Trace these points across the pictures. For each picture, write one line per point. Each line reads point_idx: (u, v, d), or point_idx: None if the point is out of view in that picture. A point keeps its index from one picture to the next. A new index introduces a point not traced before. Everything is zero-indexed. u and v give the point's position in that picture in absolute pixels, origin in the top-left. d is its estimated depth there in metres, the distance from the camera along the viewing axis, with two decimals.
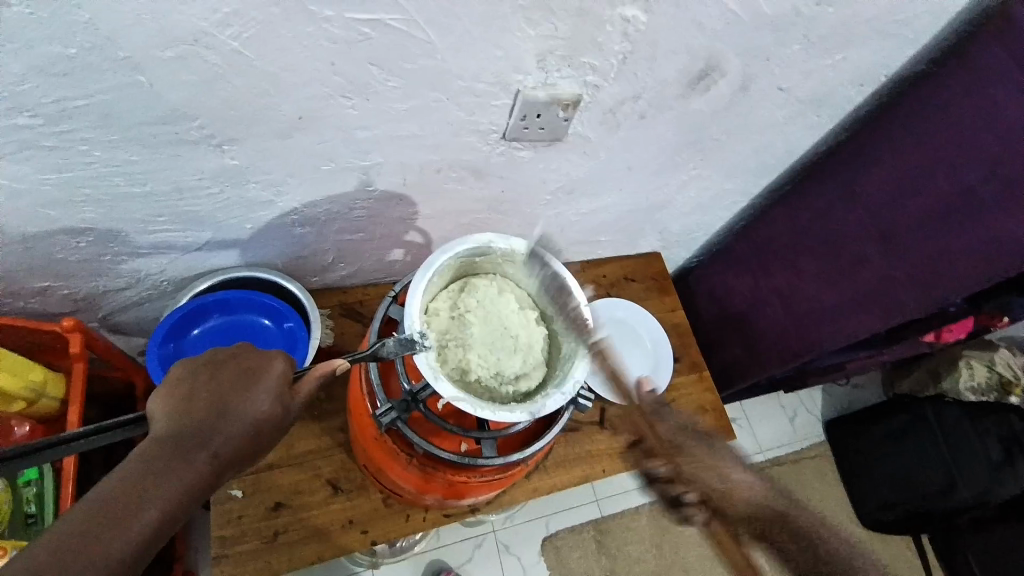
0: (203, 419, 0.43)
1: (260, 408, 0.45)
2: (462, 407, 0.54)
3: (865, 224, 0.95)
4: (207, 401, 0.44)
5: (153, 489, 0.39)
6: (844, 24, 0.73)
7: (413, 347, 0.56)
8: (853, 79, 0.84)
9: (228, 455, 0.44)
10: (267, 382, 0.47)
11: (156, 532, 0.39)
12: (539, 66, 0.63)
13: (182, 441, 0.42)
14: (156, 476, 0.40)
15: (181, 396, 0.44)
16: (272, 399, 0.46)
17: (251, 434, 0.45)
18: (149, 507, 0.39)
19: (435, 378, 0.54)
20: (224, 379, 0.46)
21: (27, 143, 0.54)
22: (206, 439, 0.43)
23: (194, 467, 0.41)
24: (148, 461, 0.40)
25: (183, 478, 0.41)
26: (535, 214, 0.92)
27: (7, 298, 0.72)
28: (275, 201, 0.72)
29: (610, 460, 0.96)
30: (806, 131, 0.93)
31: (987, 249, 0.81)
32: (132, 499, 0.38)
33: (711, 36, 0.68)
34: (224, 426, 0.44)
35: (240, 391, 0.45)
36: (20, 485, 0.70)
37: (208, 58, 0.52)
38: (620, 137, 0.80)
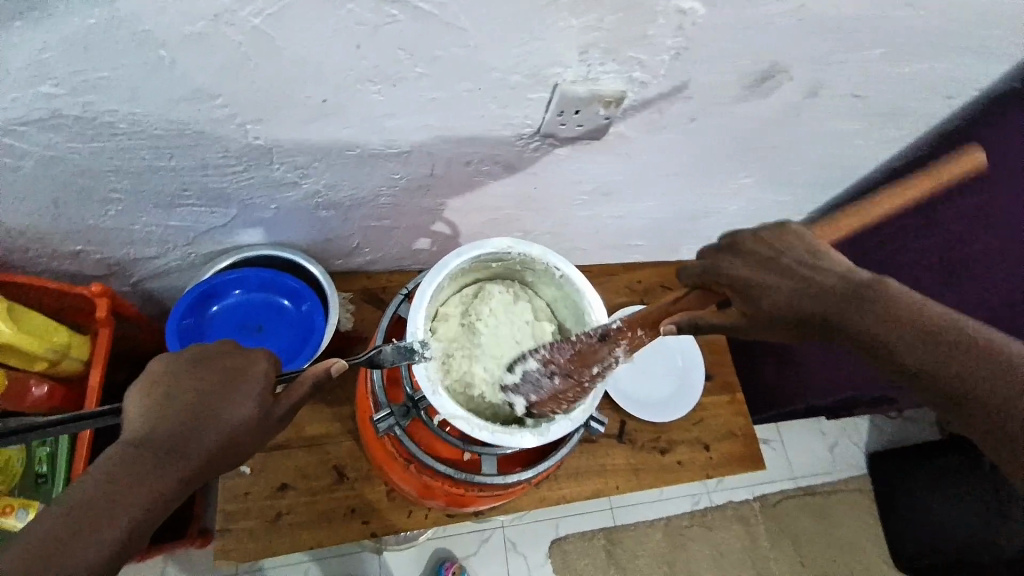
0: (182, 425, 0.44)
1: (242, 411, 0.47)
2: (460, 426, 0.54)
3: (929, 257, 0.94)
4: (185, 402, 0.46)
5: (127, 495, 0.41)
6: (937, 29, 0.64)
7: (412, 357, 0.55)
8: (941, 90, 0.74)
9: (204, 460, 0.45)
10: (248, 389, 0.48)
11: (130, 537, 0.40)
12: (581, 59, 0.58)
13: (159, 446, 0.43)
14: (131, 482, 0.41)
15: (160, 395, 0.46)
16: (254, 402, 0.48)
17: (229, 440, 0.46)
18: (123, 513, 0.40)
19: (434, 393, 0.55)
20: (206, 384, 0.47)
21: (53, 112, 0.54)
22: (187, 441, 0.44)
23: (170, 472, 0.43)
24: (123, 466, 0.41)
25: (157, 484, 0.42)
26: (568, 213, 0.88)
27: (43, 259, 0.74)
28: (300, 183, 0.70)
29: (625, 477, 0.92)
30: (879, 144, 0.84)
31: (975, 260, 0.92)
32: (105, 504, 0.40)
33: (779, 36, 0.61)
34: (203, 432, 0.45)
35: (223, 394, 0.47)
36: (35, 445, 0.72)
37: (231, 36, 0.49)
38: (667, 139, 0.74)
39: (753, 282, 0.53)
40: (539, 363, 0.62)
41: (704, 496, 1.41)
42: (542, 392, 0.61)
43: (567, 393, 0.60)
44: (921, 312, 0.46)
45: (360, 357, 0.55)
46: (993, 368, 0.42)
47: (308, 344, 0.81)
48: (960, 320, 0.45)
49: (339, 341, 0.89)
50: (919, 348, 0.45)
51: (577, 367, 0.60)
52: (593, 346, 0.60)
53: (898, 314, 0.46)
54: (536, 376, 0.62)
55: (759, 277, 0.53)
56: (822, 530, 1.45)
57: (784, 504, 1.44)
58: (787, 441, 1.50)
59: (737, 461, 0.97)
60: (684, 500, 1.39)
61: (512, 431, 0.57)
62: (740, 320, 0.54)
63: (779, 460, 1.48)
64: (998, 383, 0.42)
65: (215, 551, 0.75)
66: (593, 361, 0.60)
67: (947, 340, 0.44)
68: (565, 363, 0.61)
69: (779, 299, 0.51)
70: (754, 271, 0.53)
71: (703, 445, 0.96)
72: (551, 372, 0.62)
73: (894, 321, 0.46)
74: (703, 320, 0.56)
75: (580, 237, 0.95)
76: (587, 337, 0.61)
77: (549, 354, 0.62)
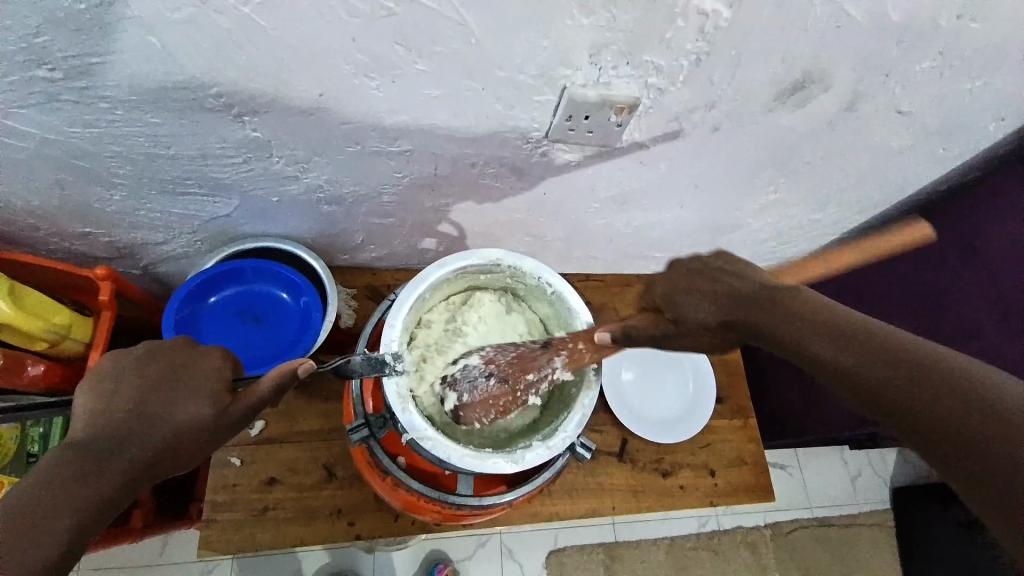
0: (127, 425, 0.46)
1: (189, 412, 0.48)
2: (426, 445, 0.56)
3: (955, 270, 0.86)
4: (130, 403, 0.47)
5: (71, 495, 0.42)
6: (992, 41, 0.58)
7: (381, 369, 0.57)
8: (994, 108, 0.68)
9: (149, 460, 0.47)
10: (196, 392, 0.49)
11: (76, 535, 0.42)
12: (591, 61, 0.54)
13: (103, 446, 0.45)
14: (74, 482, 0.43)
15: (105, 396, 0.47)
16: (203, 403, 0.49)
17: (176, 441, 0.47)
18: (68, 512, 0.42)
19: (402, 410, 0.57)
20: (152, 385, 0.48)
21: (50, 96, 0.53)
22: (130, 443, 0.46)
23: (115, 473, 0.45)
24: (67, 467, 0.43)
25: (102, 483, 0.44)
26: (580, 220, 0.84)
27: (54, 239, 0.74)
28: (300, 177, 0.68)
29: (623, 498, 0.88)
30: (925, 165, 0.78)
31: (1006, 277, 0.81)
32: (49, 504, 0.41)
33: (815, 44, 0.55)
34: (150, 433, 0.47)
35: (170, 395, 0.48)
36: (29, 424, 0.75)
37: (221, 24, 0.47)
38: (686, 149, 0.69)
39: (680, 295, 0.54)
40: (480, 361, 0.65)
41: (712, 518, 1.35)
42: (475, 393, 0.63)
43: (500, 398, 0.64)
44: (838, 318, 0.46)
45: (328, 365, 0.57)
46: (900, 369, 0.41)
47: (304, 338, 0.80)
48: (876, 326, 0.45)
49: (339, 336, 0.87)
50: (833, 349, 0.45)
51: (515, 372, 0.64)
52: (533, 353, 0.64)
53: (813, 319, 0.47)
54: (475, 375, 0.64)
55: (696, 290, 0.54)
56: (838, 566, 1.37)
57: (798, 534, 1.38)
58: (806, 468, 1.43)
59: (745, 490, 0.92)
60: (691, 521, 1.34)
61: (484, 456, 0.57)
62: (666, 330, 0.55)
63: (795, 488, 1.41)
64: (912, 385, 0.41)
65: (200, 541, 0.75)
66: (531, 367, 0.64)
67: (859, 344, 0.44)
68: (505, 366, 0.64)
69: (703, 311, 0.52)
70: (687, 286, 0.54)
71: (709, 471, 0.91)
72: (489, 374, 0.64)
73: (801, 324, 0.47)
74: (634, 329, 0.57)
75: (594, 244, 0.91)
76: (531, 344, 0.65)
77: (492, 354, 0.65)
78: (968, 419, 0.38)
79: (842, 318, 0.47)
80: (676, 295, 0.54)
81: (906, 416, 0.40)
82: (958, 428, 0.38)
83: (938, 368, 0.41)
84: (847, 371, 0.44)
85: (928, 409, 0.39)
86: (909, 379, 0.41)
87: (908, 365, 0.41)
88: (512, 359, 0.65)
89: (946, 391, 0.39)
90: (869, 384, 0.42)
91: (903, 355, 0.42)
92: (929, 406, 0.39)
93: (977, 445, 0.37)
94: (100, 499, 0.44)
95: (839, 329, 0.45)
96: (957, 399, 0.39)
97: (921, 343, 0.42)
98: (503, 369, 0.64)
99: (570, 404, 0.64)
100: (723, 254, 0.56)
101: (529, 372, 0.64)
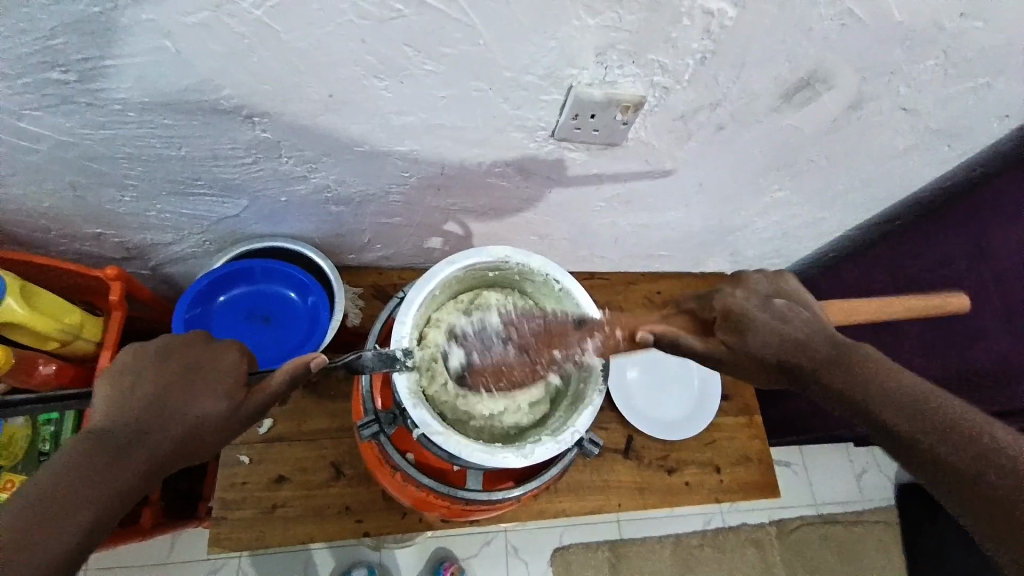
0: (142, 421, 0.46)
1: (205, 407, 0.48)
2: (438, 441, 0.57)
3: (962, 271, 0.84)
4: (145, 397, 0.47)
5: (85, 492, 0.42)
6: (995, 40, 0.59)
7: (393, 365, 0.58)
8: (997, 107, 0.68)
9: (165, 455, 0.47)
10: (210, 388, 0.49)
11: (89, 533, 0.42)
12: (597, 61, 0.55)
13: (117, 442, 0.45)
14: (89, 479, 0.43)
15: (123, 388, 0.47)
16: (218, 399, 0.49)
17: (190, 436, 0.47)
18: (82, 510, 0.42)
19: (414, 406, 0.58)
20: (167, 381, 0.48)
21: (64, 98, 0.54)
22: (146, 437, 0.46)
23: (129, 468, 0.44)
24: (82, 462, 0.43)
25: (116, 479, 0.44)
26: (585, 220, 0.84)
27: (65, 240, 0.75)
28: (308, 177, 0.69)
29: (629, 495, 0.88)
30: (929, 164, 0.78)
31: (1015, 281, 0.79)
32: (64, 502, 0.41)
33: (820, 44, 0.56)
34: (164, 429, 0.47)
35: (187, 389, 0.48)
36: (42, 422, 0.76)
37: (233, 27, 0.48)
38: (692, 148, 0.70)
39: (746, 314, 0.59)
40: (502, 326, 0.70)
41: (716, 516, 1.36)
42: (490, 356, 0.70)
43: (514, 366, 0.69)
44: (879, 366, 0.51)
45: (340, 362, 0.57)
46: (925, 418, 0.46)
47: (313, 336, 0.81)
48: (916, 384, 0.49)
49: (346, 336, 0.88)
50: (868, 393, 0.49)
51: (535, 344, 0.69)
52: (559, 329, 0.68)
53: (852, 363, 0.52)
54: (492, 339, 0.70)
55: (760, 316, 0.57)
56: (842, 563, 1.37)
57: (803, 532, 1.38)
58: (811, 466, 1.43)
59: (751, 488, 0.92)
60: (695, 519, 1.34)
61: (494, 451, 0.58)
62: (725, 349, 0.59)
63: (799, 486, 1.41)
64: (934, 431, 0.45)
65: (209, 538, 0.75)
66: (556, 345, 0.68)
67: (888, 392, 0.49)
68: (526, 337, 0.70)
69: (765, 334, 0.56)
70: (754, 311, 0.58)
71: (715, 468, 0.92)
72: (508, 340, 0.70)
73: (839, 366, 0.52)
74: (688, 339, 0.62)
75: (599, 244, 0.92)
76: (560, 321, 0.68)
77: (516, 323, 0.70)
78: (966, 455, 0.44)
79: (883, 366, 0.51)
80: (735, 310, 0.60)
81: (930, 459, 0.45)
82: (970, 471, 0.43)
83: (971, 429, 0.45)
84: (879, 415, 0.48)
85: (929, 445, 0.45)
86: (932, 427, 0.46)
87: (926, 411, 0.47)
88: (537, 335, 0.69)
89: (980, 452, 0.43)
90: (896, 427, 0.47)
91: (928, 405, 0.47)
92: (951, 452, 0.44)
93: (987, 490, 0.42)
94: (115, 496, 0.44)
95: (872, 376, 0.50)
96: (973, 448, 0.44)
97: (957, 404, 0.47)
98: (526, 340, 0.70)
99: (577, 400, 0.65)
100: (780, 276, 0.63)
101: (553, 349, 0.69)
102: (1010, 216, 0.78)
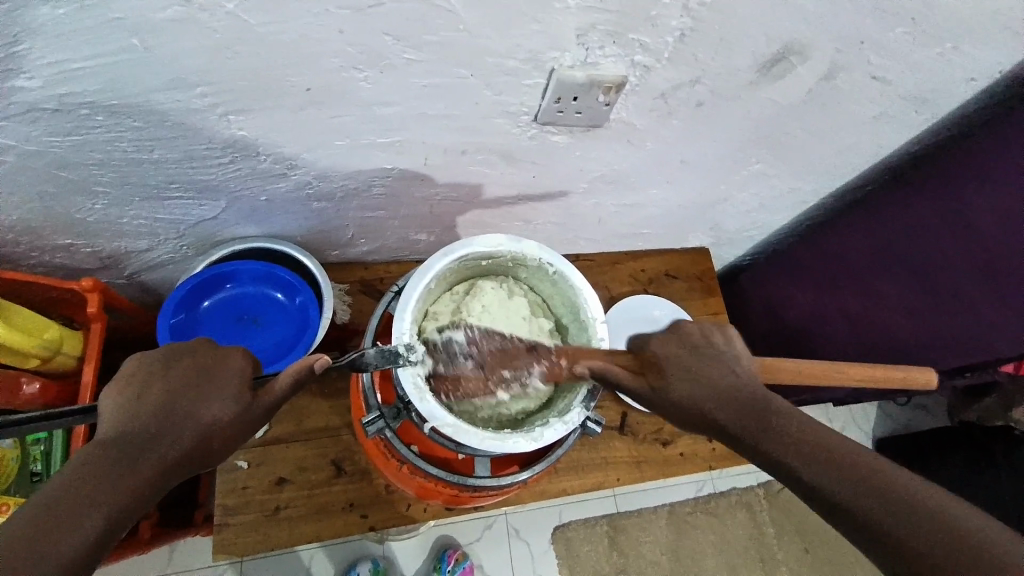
0: (152, 425, 0.45)
1: (214, 411, 0.47)
2: (448, 432, 0.57)
3: (932, 239, 0.85)
4: (155, 401, 0.46)
5: (98, 495, 0.40)
6: (965, 4, 0.60)
7: (395, 362, 0.57)
8: (965, 70, 0.70)
9: (178, 459, 0.45)
10: (220, 389, 0.48)
11: (101, 538, 0.39)
12: (579, 42, 0.54)
13: (129, 446, 0.43)
14: (101, 481, 0.41)
15: (133, 392, 0.46)
16: (228, 402, 0.48)
17: (202, 439, 0.46)
18: (94, 512, 0.40)
19: (422, 400, 0.58)
20: (177, 382, 0.47)
21: (30, 106, 0.51)
22: (156, 440, 0.44)
23: (142, 471, 0.43)
24: (92, 467, 0.41)
25: (129, 482, 0.42)
26: (570, 202, 0.84)
27: (34, 253, 0.72)
28: (289, 174, 0.67)
29: (627, 469, 0.90)
30: (899, 129, 0.80)
31: (979, 249, 0.80)
32: (77, 505, 0.39)
33: (796, 17, 0.56)
34: (175, 431, 0.45)
35: (197, 392, 0.47)
36: (29, 442, 0.73)
37: (206, 23, 0.46)
38: (673, 126, 0.70)
39: (673, 359, 0.54)
40: (464, 340, 0.64)
41: (708, 483, 1.40)
42: (451, 367, 0.63)
43: (471, 381, 0.63)
44: (768, 402, 0.49)
45: (343, 360, 0.55)
46: (882, 494, 0.40)
47: (303, 336, 0.80)
48: (799, 418, 0.47)
49: (335, 333, 0.87)
50: (824, 469, 0.42)
51: (494, 362, 0.63)
52: (517, 350, 0.63)
53: (792, 429, 0.46)
54: (455, 351, 0.63)
55: (684, 359, 0.54)
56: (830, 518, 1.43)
57: (790, 492, 1.43)
58: None
59: (741, 453, 0.95)
60: (689, 487, 1.39)
61: (504, 436, 0.59)
62: (648, 393, 0.54)
63: None
64: (889, 508, 0.39)
65: (214, 545, 0.75)
66: (510, 364, 0.63)
67: (842, 464, 0.42)
68: (486, 355, 0.63)
69: (689, 387, 0.52)
70: (683, 359, 0.54)
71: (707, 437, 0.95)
72: (469, 355, 0.63)
73: (789, 435, 0.46)
74: (613, 376, 0.57)
75: (583, 226, 0.92)
76: (518, 340, 0.64)
77: (478, 336, 0.64)
78: (851, 489, 0.41)
79: (823, 433, 0.45)
80: (665, 352, 0.55)
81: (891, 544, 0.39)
82: (942, 562, 0.37)
83: (857, 460, 0.42)
84: (835, 496, 0.41)
85: (813, 481, 0.43)
86: (892, 505, 0.39)
87: (810, 443, 0.44)
88: (495, 349, 0.64)
89: (866, 484, 0.41)
90: (855, 510, 0.40)
91: (825, 444, 0.44)
92: (910, 533, 0.38)
93: (895, 537, 0.38)
94: (127, 500, 0.42)
95: (823, 445, 0.44)
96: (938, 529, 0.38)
97: (840, 436, 0.45)
98: (484, 355, 0.63)
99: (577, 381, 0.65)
100: (721, 328, 0.56)
101: (506, 368, 0.63)
102: (976, 176, 0.79)
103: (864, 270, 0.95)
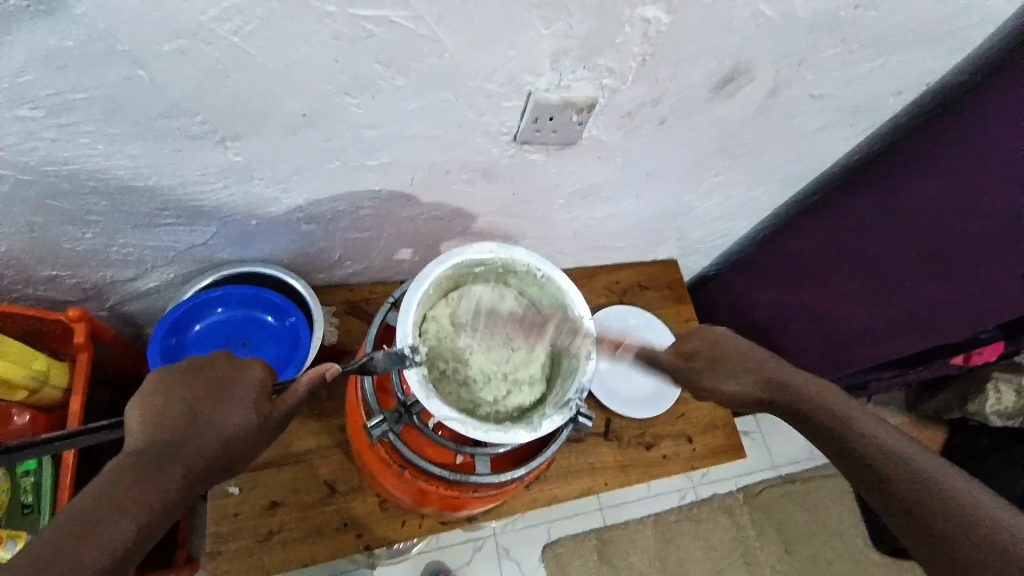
0: (176, 434, 0.46)
1: (234, 420, 0.48)
2: (454, 426, 0.60)
3: (878, 237, 0.93)
4: (178, 413, 0.47)
5: (126, 503, 0.41)
6: (886, 29, 0.69)
7: (404, 362, 0.61)
8: (890, 86, 0.79)
9: (201, 468, 0.46)
10: (240, 397, 0.49)
11: (129, 545, 0.40)
12: (552, 67, 0.60)
13: (154, 455, 0.44)
14: (127, 491, 0.42)
15: (155, 406, 0.47)
16: (247, 412, 0.49)
17: (223, 447, 0.47)
18: (124, 519, 0.41)
19: (427, 397, 0.61)
20: (198, 393, 0.48)
21: (30, 134, 0.53)
22: (180, 450, 0.45)
23: (167, 481, 0.44)
24: (120, 477, 0.42)
25: (154, 490, 0.43)
26: (548, 217, 0.89)
27: (16, 285, 0.72)
28: (280, 198, 0.70)
29: (614, 473, 0.93)
30: (839, 140, 0.89)
31: (918, 241, 0.88)
32: (108, 513, 0.40)
33: (743, 40, 0.64)
34: (199, 440, 0.46)
35: (218, 401, 0.48)
36: (18, 475, 0.73)
37: (209, 53, 0.50)
38: (641, 141, 0.76)
39: None
40: None
41: (690, 490, 1.43)
42: None
43: None
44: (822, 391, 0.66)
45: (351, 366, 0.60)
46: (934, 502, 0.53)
47: (294, 357, 0.82)
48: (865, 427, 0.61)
49: (324, 354, 0.89)
50: (898, 480, 0.56)
51: None
52: None
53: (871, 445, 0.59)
54: None
55: None
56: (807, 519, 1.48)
57: (768, 493, 1.47)
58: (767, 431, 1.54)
59: (719, 452, 0.99)
60: (671, 496, 1.42)
61: (506, 428, 0.62)
62: None
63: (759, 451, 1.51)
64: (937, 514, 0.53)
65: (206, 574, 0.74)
66: None
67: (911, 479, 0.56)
68: None
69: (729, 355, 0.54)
70: None
71: (687, 437, 0.99)
72: None
73: (882, 450, 0.58)
74: None
75: (560, 240, 0.97)
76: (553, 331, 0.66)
77: None
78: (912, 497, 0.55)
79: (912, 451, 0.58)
80: None
81: (931, 529, 0.53)
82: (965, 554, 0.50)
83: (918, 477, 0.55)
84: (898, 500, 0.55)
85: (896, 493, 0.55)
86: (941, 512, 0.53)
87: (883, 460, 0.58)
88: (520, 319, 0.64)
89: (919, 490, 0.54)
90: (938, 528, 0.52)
91: (895, 463, 0.57)
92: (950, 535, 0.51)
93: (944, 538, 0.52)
94: (154, 507, 0.43)
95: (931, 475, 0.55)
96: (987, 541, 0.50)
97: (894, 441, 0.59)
98: None
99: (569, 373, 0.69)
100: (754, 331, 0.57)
101: None
102: (911, 177, 0.88)
103: (820, 271, 1.03)
